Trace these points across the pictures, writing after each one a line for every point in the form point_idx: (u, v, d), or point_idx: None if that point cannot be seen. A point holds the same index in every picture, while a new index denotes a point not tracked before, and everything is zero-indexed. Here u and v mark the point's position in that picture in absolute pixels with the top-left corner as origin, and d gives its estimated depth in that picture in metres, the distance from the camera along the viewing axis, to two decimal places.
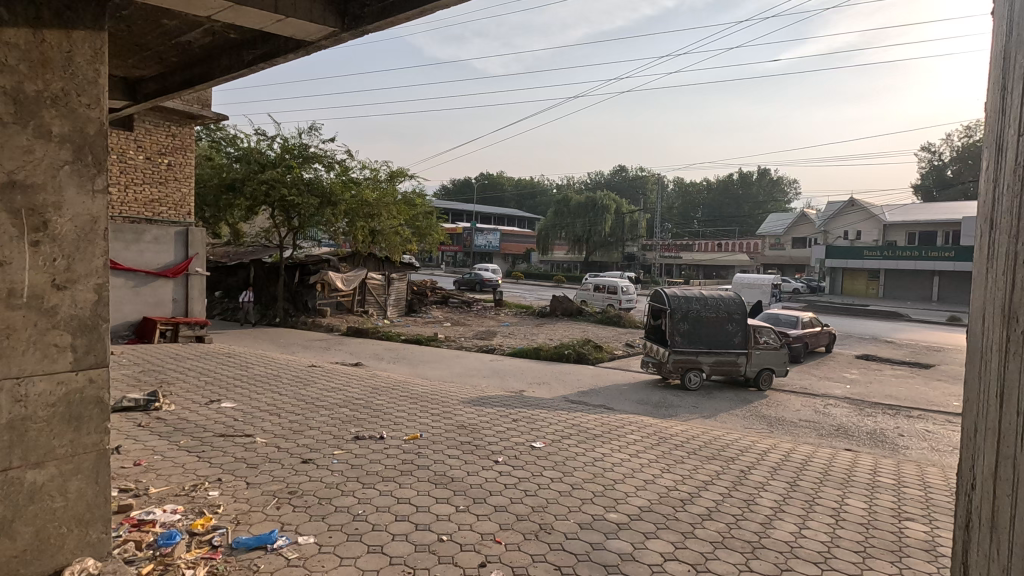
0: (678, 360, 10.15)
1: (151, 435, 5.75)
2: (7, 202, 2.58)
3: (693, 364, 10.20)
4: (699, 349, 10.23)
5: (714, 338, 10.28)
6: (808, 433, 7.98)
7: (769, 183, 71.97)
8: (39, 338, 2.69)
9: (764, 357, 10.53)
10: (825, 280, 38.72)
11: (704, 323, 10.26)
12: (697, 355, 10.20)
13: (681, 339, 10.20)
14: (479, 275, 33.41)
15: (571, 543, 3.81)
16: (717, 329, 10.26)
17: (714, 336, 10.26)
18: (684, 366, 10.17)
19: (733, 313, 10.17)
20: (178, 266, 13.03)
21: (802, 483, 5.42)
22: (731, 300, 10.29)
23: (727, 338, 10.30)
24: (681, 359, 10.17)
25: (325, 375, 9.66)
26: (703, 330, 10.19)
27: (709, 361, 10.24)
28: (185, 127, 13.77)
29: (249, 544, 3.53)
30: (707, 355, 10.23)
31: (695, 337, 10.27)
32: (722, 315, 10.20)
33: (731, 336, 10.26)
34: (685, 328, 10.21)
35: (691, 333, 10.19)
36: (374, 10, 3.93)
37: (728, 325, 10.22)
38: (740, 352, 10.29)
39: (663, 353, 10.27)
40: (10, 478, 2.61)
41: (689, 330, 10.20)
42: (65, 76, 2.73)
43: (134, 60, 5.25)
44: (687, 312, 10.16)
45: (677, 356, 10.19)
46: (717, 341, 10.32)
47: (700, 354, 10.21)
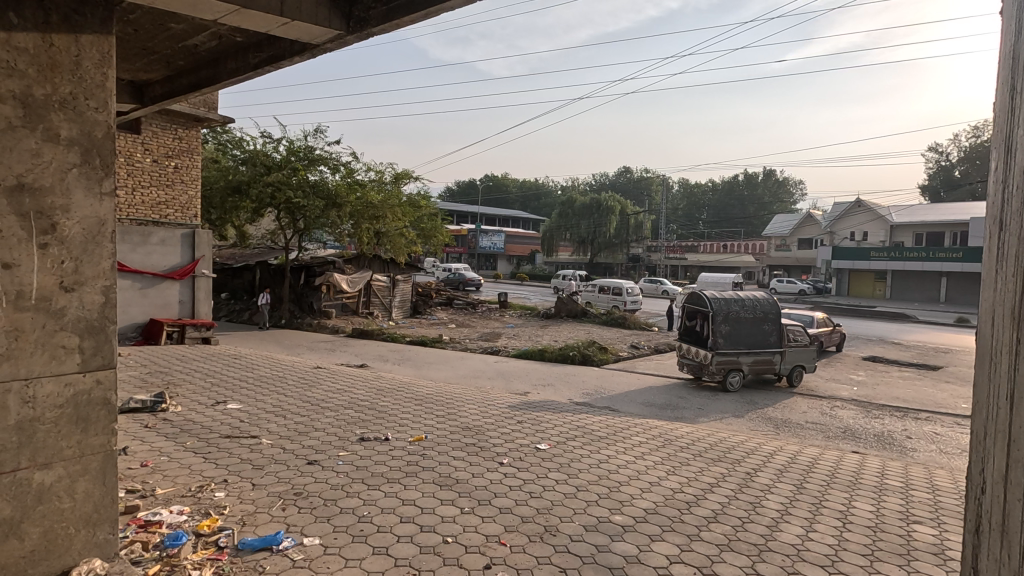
0: (722, 362, 10.23)
1: (158, 435, 5.80)
2: (16, 204, 2.60)
3: (734, 365, 10.35)
4: (740, 350, 10.40)
5: (753, 338, 10.53)
6: (815, 435, 7.94)
7: (774, 184, 71.64)
8: (47, 340, 2.71)
9: (796, 355, 10.99)
10: (831, 282, 38.55)
11: (743, 324, 10.45)
12: (738, 356, 10.37)
13: (723, 341, 10.29)
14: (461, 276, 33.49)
15: (576, 545, 3.80)
16: (755, 330, 10.52)
17: (753, 336, 10.48)
18: (727, 368, 10.27)
19: (770, 314, 10.50)
20: (185, 268, 13.12)
21: (809, 486, 5.39)
22: (766, 301, 10.63)
23: (764, 338, 10.59)
24: (724, 360, 10.26)
25: (331, 376, 9.72)
26: (743, 331, 10.37)
27: (749, 361, 10.46)
28: (192, 130, 13.86)
29: (255, 544, 3.54)
30: (746, 355, 10.45)
31: (734, 338, 10.40)
32: (759, 316, 10.47)
33: (768, 336, 10.57)
34: (727, 329, 10.33)
35: (733, 334, 10.32)
36: (380, 13, 3.94)
37: (765, 326, 10.52)
38: (776, 351, 10.65)
39: (707, 355, 10.28)
40: (19, 479, 2.64)
41: (731, 331, 10.32)
42: (73, 80, 2.75)
43: (142, 64, 5.29)
44: (729, 314, 10.28)
45: (720, 357, 10.24)
46: (755, 342, 10.57)
47: (740, 355, 10.37)
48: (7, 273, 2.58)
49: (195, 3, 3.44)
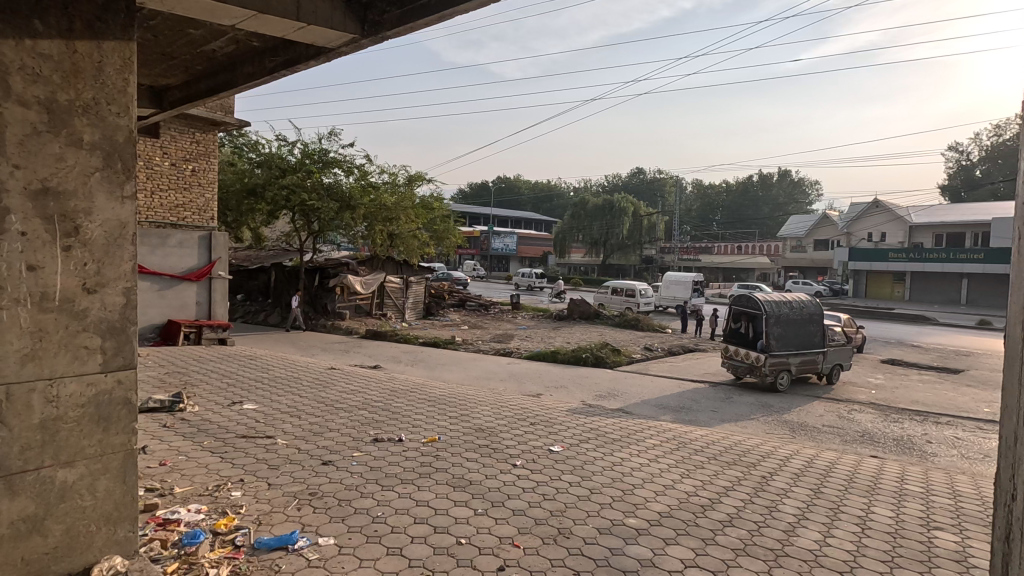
0: (775, 363, 10.42)
1: (177, 435, 5.88)
2: (40, 209, 2.65)
3: (785, 366, 10.56)
4: (790, 351, 10.62)
5: (801, 340, 10.82)
6: (832, 439, 7.82)
7: (789, 184, 70.98)
8: (69, 341, 2.76)
9: (835, 354, 11.41)
10: (848, 283, 37.96)
11: (792, 326, 10.70)
12: (789, 357, 10.60)
13: (776, 343, 10.49)
14: (445, 279, 34.77)
15: (590, 548, 3.79)
16: (802, 331, 10.80)
17: (801, 338, 10.77)
18: (780, 368, 10.47)
19: (815, 315, 10.85)
20: (202, 270, 13.31)
21: (826, 490, 5.31)
22: (810, 303, 10.98)
23: (809, 339, 10.92)
24: (776, 361, 10.45)
25: (346, 377, 9.80)
26: (793, 332, 10.63)
27: (797, 361, 10.70)
28: (209, 134, 14.04)
29: (271, 544, 3.58)
30: (795, 356, 10.69)
31: (785, 339, 10.63)
32: (807, 317, 10.80)
33: (814, 336, 10.89)
34: (779, 331, 10.53)
35: (784, 336, 10.55)
36: (395, 17, 3.97)
37: (811, 326, 10.84)
38: (819, 351, 11.01)
39: (760, 357, 10.42)
40: (42, 477, 2.69)
41: (783, 333, 10.54)
42: (95, 86, 2.80)
43: (161, 68, 5.37)
44: (781, 316, 10.51)
45: (774, 359, 10.43)
46: (802, 342, 10.84)
47: (791, 356, 10.60)
48: (32, 275, 2.64)
49: (212, 8, 3.49)
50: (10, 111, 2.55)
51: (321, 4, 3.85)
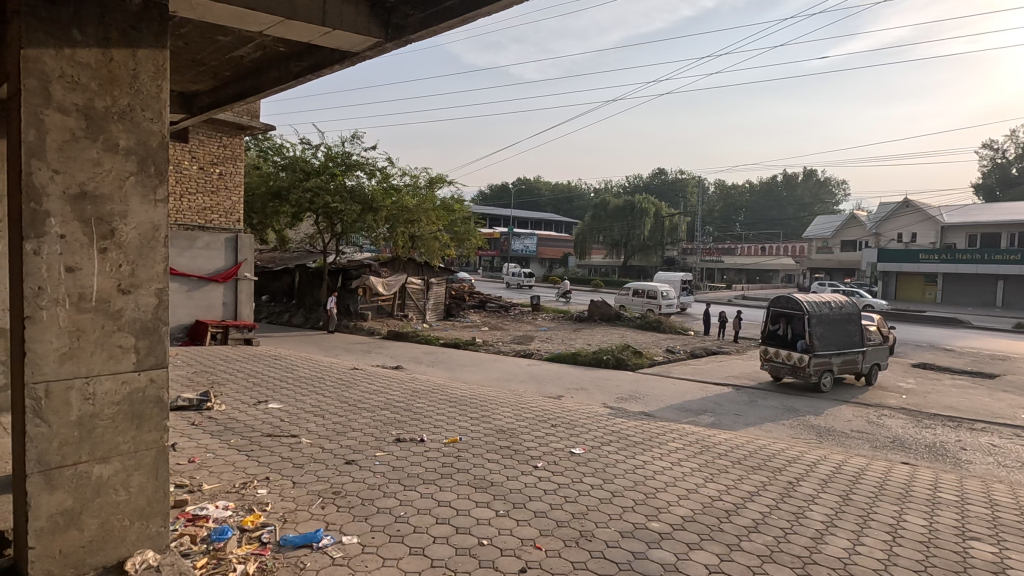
0: (819, 363, 10.45)
1: (205, 433, 6.01)
2: (78, 212, 2.74)
3: (828, 365, 10.59)
4: (832, 351, 10.66)
5: (841, 339, 10.88)
6: (861, 445, 7.64)
7: (815, 184, 69.64)
8: (105, 341, 2.84)
9: (874, 354, 11.50)
10: (877, 285, 37.04)
11: (833, 326, 10.75)
12: (831, 356, 10.64)
13: (819, 342, 10.53)
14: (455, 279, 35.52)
15: (612, 551, 3.76)
16: (842, 331, 10.86)
17: (842, 338, 10.83)
18: (824, 369, 10.49)
19: (854, 315, 10.94)
20: (228, 271, 13.60)
21: (855, 497, 5.19)
22: (847, 304, 11.07)
23: (849, 338, 10.99)
24: (820, 361, 10.49)
25: (368, 377, 9.91)
26: (834, 333, 10.67)
27: (839, 361, 10.75)
28: (235, 138, 14.35)
29: (296, 542, 3.63)
30: (837, 356, 10.73)
31: (827, 339, 10.66)
32: (846, 317, 10.87)
33: (853, 336, 10.96)
34: (821, 331, 10.56)
35: (825, 336, 10.59)
36: (418, 21, 4.01)
37: (851, 326, 10.91)
38: (858, 350, 11.07)
39: (804, 358, 10.44)
40: (79, 472, 2.77)
41: (825, 332, 10.58)
42: (130, 92, 2.88)
43: (190, 75, 5.49)
44: (822, 316, 10.55)
45: (818, 359, 10.45)
46: (843, 343, 10.89)
47: (833, 356, 10.64)
48: (71, 276, 2.73)
49: (241, 15, 3.55)
50: (50, 118, 2.65)
51: (347, 9, 3.90)
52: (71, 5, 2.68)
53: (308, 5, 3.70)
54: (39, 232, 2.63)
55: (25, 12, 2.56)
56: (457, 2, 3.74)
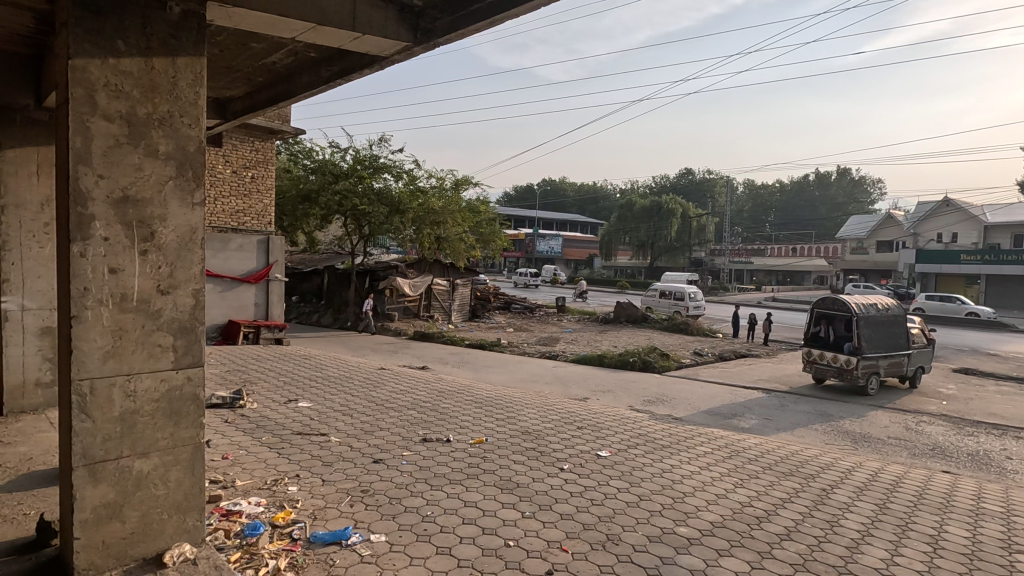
0: (867, 366, 10.30)
1: (237, 430, 6.17)
2: (120, 215, 2.84)
3: (875, 368, 10.45)
4: (879, 354, 10.52)
5: (888, 342, 10.74)
6: (899, 452, 7.40)
7: (848, 183, 67.78)
8: (145, 339, 2.94)
9: (918, 357, 11.34)
10: (915, 287, 35.82)
11: (879, 328, 10.62)
12: (878, 359, 10.51)
13: (866, 345, 10.39)
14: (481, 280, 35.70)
15: (640, 556, 3.72)
16: (889, 333, 10.74)
17: (888, 340, 10.70)
18: (871, 372, 10.36)
19: (900, 317, 10.82)
20: (260, 272, 13.92)
21: (893, 506, 5.02)
22: (893, 306, 10.94)
23: (895, 340, 10.86)
24: (867, 364, 10.33)
25: (394, 377, 10.02)
26: (881, 335, 10.55)
27: (886, 364, 10.61)
28: (267, 142, 14.69)
29: (325, 539, 3.69)
30: (883, 359, 10.59)
31: (874, 342, 10.52)
32: (892, 319, 10.75)
33: (899, 338, 10.83)
34: (868, 334, 10.42)
35: (872, 339, 10.46)
36: (447, 24, 4.05)
37: (897, 328, 10.79)
38: (904, 352, 10.94)
39: (852, 361, 10.30)
40: (121, 467, 2.88)
41: (872, 335, 10.44)
42: (170, 99, 2.97)
43: (225, 81, 5.64)
44: (870, 318, 10.42)
45: (866, 362, 10.32)
46: (889, 345, 10.75)
47: (880, 359, 10.51)
48: (114, 277, 2.84)
49: (274, 22, 3.61)
50: (95, 125, 2.76)
51: (377, 14, 3.96)
52: (115, 16, 2.78)
53: (338, 11, 3.76)
54: (85, 234, 2.74)
55: (73, 24, 2.66)
56: (485, 4, 3.76)
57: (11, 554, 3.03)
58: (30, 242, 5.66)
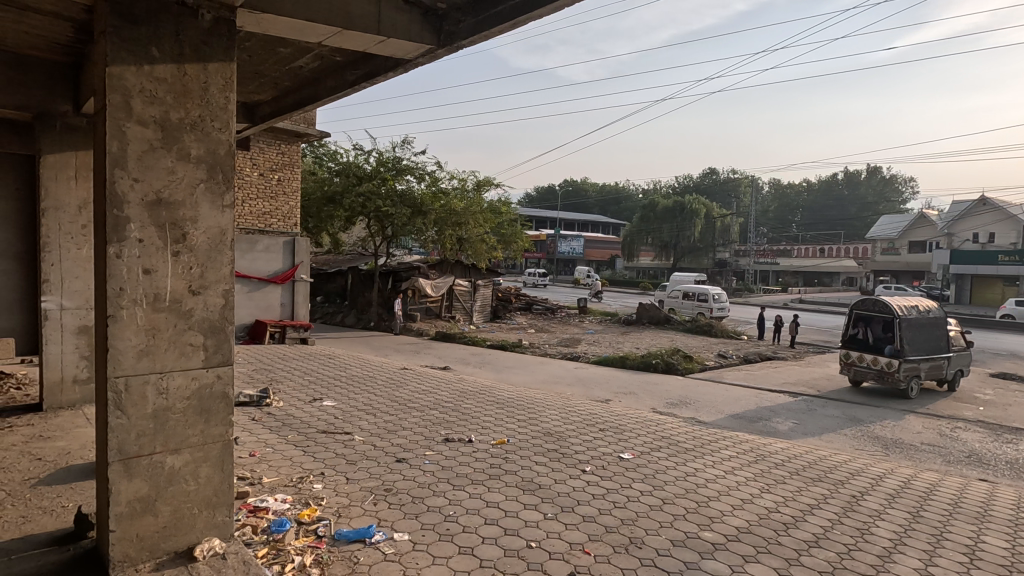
0: (908, 368, 10.12)
1: (264, 427, 6.29)
2: (154, 218, 2.92)
3: (916, 371, 10.28)
4: (920, 356, 10.35)
5: (929, 345, 10.57)
6: (932, 459, 7.18)
7: (879, 182, 66.01)
8: (177, 338, 3.01)
9: (958, 360, 11.13)
10: (949, 288, 34.70)
11: (921, 331, 10.46)
12: (919, 362, 10.33)
13: (908, 347, 10.23)
14: None
15: (663, 560, 3.69)
16: (930, 336, 10.57)
17: (929, 343, 10.54)
18: (913, 374, 10.19)
19: (940, 320, 10.68)
20: (286, 273, 14.19)
21: (926, 514, 4.88)
22: (933, 309, 10.81)
23: (936, 342, 10.69)
24: (909, 367, 10.15)
25: (417, 377, 10.10)
26: (922, 337, 10.39)
27: (926, 367, 10.43)
28: (293, 145, 14.96)
29: (350, 536, 3.74)
30: (925, 362, 10.41)
31: (915, 344, 10.36)
32: (932, 322, 10.61)
33: (940, 342, 10.67)
34: (910, 336, 10.26)
35: (914, 341, 10.30)
36: (470, 26, 4.07)
37: (937, 331, 10.64)
38: (945, 356, 10.76)
39: (893, 363, 10.13)
40: (154, 462, 2.95)
41: (914, 337, 10.28)
42: (201, 104, 3.04)
43: (253, 86, 5.76)
44: (911, 320, 10.27)
45: (908, 364, 10.14)
46: (930, 348, 10.58)
47: (921, 362, 10.33)
48: (148, 278, 2.92)
49: (301, 28, 3.66)
50: (130, 130, 2.84)
51: (401, 18, 4.00)
52: (149, 24, 2.86)
53: (363, 15, 3.80)
54: (120, 236, 2.82)
55: (111, 33, 2.75)
56: (508, 6, 3.78)
57: (51, 545, 3.14)
58: (68, 243, 5.86)
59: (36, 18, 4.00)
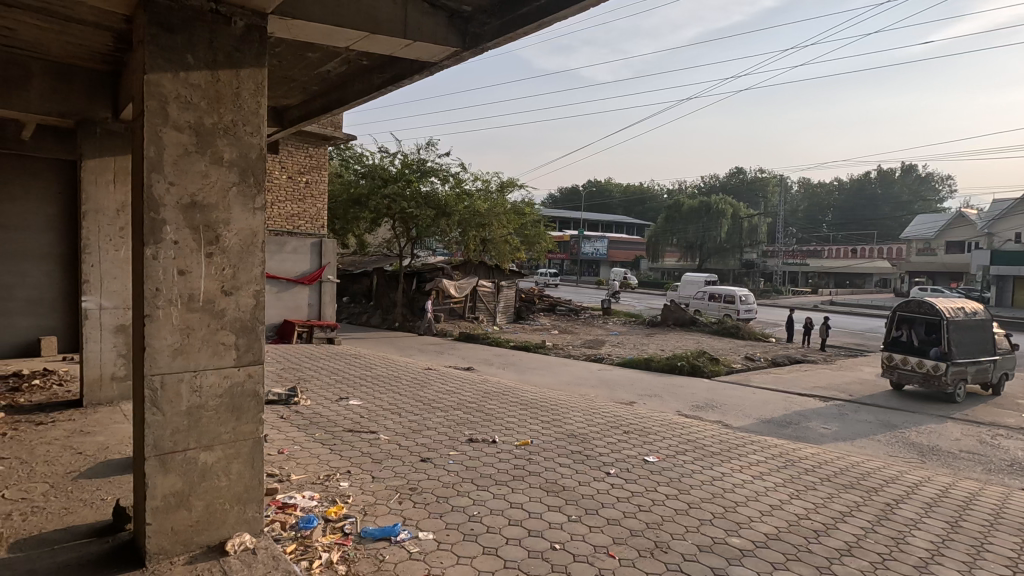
0: (956, 371, 9.81)
1: (293, 425, 6.41)
2: (189, 220, 3.01)
3: (964, 374, 9.96)
4: (968, 359, 10.03)
5: (976, 347, 10.24)
6: (971, 467, 6.92)
7: (914, 180, 63.95)
8: (210, 337, 3.09)
9: (1004, 362, 10.77)
10: (989, 290, 33.38)
11: (968, 333, 10.16)
12: (967, 365, 10.00)
13: (955, 350, 9.92)
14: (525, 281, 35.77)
15: (689, 565, 3.64)
16: (977, 338, 10.27)
17: (976, 345, 10.24)
18: (961, 377, 9.88)
19: (986, 322, 10.40)
20: (313, 274, 14.47)
21: (965, 524, 4.71)
22: (979, 311, 10.53)
23: (983, 345, 10.37)
24: (956, 370, 9.84)
25: (441, 378, 10.16)
26: (969, 340, 10.10)
27: (974, 370, 10.10)
28: (320, 149, 15.22)
29: (375, 534, 3.78)
30: (972, 365, 10.09)
31: (962, 346, 10.06)
32: (979, 324, 10.33)
33: (987, 344, 10.36)
34: (958, 338, 9.96)
35: (961, 343, 10.01)
36: (495, 28, 4.09)
37: (984, 334, 10.34)
38: (992, 359, 10.43)
39: (940, 365, 9.84)
40: (188, 457, 3.04)
41: (961, 340, 9.99)
42: (234, 109, 3.12)
43: (283, 91, 5.88)
44: (959, 322, 9.99)
45: (955, 367, 9.83)
46: (977, 351, 10.26)
47: (969, 364, 10.02)
48: (182, 278, 3.00)
49: (329, 32, 3.70)
50: (167, 135, 2.93)
51: (427, 21, 4.03)
52: (185, 32, 2.94)
53: (390, 19, 3.84)
54: (157, 238, 2.91)
55: (149, 42, 2.84)
56: (534, 6, 3.78)
57: (91, 536, 3.26)
58: (107, 245, 6.07)
59: (78, 29, 4.15)
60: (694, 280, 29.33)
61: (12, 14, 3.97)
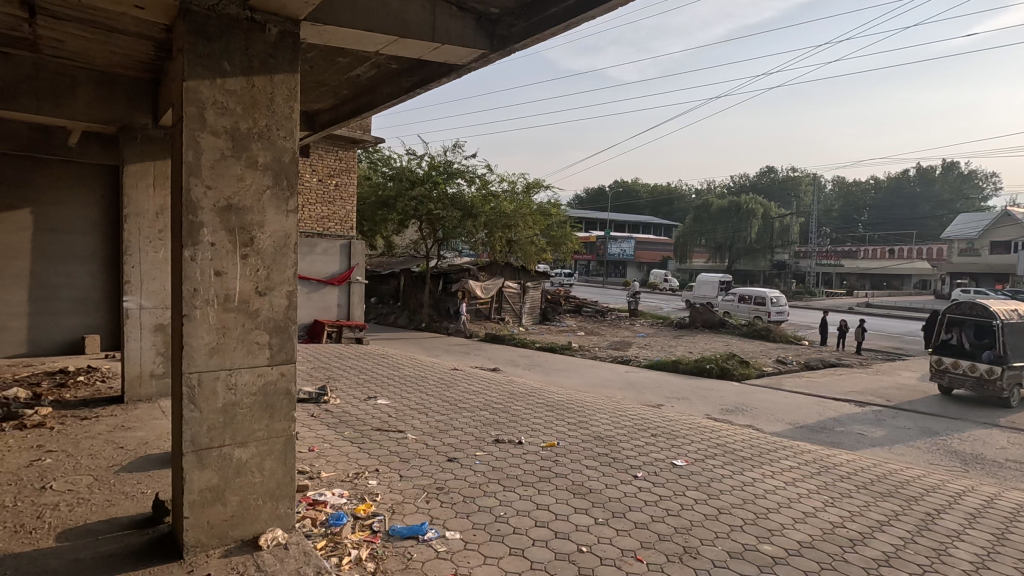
0: (1011, 375, 9.46)
1: (323, 424, 6.53)
2: (225, 222, 3.09)
3: (1018, 378, 9.61)
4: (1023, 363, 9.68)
5: None
6: (1018, 477, 6.63)
7: (956, 178, 61.57)
8: (245, 336, 3.17)
9: None
10: None
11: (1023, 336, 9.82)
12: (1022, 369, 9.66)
13: (1010, 353, 9.58)
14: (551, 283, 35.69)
15: (719, 572, 3.57)
16: None
17: None
18: (1016, 381, 9.53)
19: None
20: (342, 275, 14.80)
21: (1012, 536, 4.51)
22: None
23: None
24: (1011, 374, 9.49)
25: (467, 378, 10.21)
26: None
27: None
28: (349, 152, 15.48)
29: (403, 532, 3.82)
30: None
31: (1017, 349, 9.72)
32: None
33: None
34: (1013, 341, 9.62)
35: (1016, 346, 9.66)
36: (523, 29, 4.09)
37: None
38: None
39: (994, 369, 9.49)
40: (223, 453, 3.12)
41: (1016, 343, 9.65)
42: (268, 114, 3.19)
43: (314, 95, 5.99)
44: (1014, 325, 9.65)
45: (1010, 371, 9.49)
46: None
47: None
48: (218, 279, 3.09)
49: (359, 38, 3.75)
50: (204, 140, 3.01)
51: (455, 24, 4.06)
52: (222, 40, 3.03)
53: (419, 22, 3.88)
54: (195, 240, 3.00)
55: (188, 49, 2.93)
56: (562, 7, 3.77)
57: (132, 527, 3.38)
58: (147, 247, 6.28)
59: (121, 39, 4.31)
60: (708, 280, 29.92)
61: (60, 26, 4.15)
